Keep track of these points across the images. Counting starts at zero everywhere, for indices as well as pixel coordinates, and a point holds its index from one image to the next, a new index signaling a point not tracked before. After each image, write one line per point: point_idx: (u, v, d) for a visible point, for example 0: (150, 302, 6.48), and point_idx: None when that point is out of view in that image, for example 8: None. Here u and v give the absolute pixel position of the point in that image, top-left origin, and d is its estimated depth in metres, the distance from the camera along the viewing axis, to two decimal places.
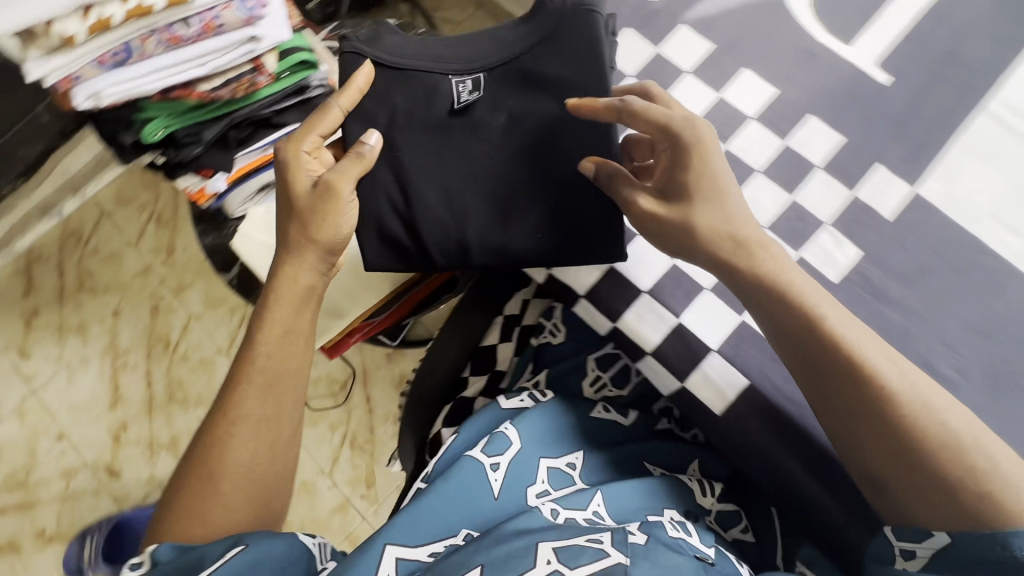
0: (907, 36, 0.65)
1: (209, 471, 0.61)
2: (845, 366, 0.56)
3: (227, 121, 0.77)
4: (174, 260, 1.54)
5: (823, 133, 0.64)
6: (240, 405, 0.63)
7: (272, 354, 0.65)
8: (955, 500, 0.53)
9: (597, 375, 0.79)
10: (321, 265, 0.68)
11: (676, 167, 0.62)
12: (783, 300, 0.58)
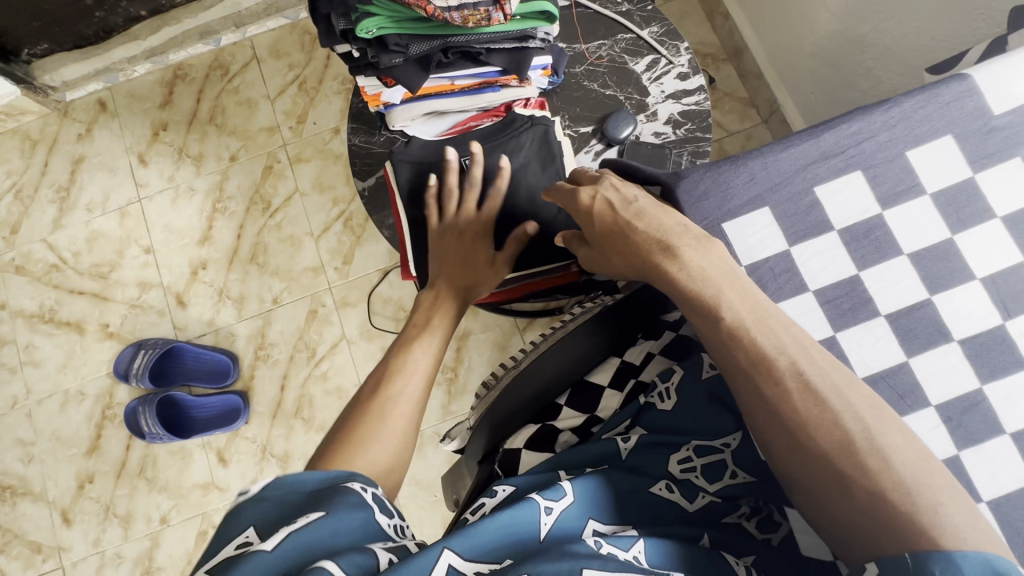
0: None
1: (383, 413, 0.62)
2: (767, 393, 0.44)
3: (439, 44, 0.72)
4: (302, 130, 1.53)
5: None
6: (416, 348, 0.70)
7: (433, 321, 0.74)
8: (868, 519, 0.41)
9: (690, 456, 0.63)
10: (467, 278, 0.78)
11: (584, 226, 0.57)
12: (709, 312, 0.47)
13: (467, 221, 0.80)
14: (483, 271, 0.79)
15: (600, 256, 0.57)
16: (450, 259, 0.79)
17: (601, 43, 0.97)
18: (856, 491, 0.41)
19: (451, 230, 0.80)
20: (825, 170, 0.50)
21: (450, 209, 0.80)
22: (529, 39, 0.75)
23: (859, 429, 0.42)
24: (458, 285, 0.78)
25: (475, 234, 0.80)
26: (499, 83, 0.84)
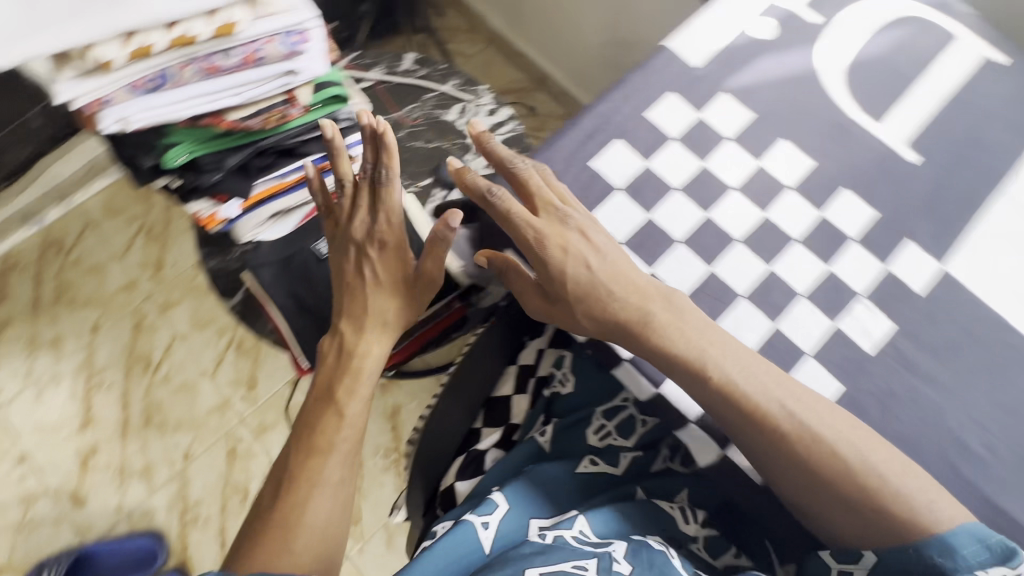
0: (935, 117, 0.62)
1: (301, 505, 0.61)
2: (768, 439, 0.49)
3: (252, 149, 0.76)
4: (162, 276, 1.48)
5: (856, 198, 0.59)
6: (334, 423, 0.65)
7: (346, 383, 0.68)
8: (870, 523, 0.47)
9: (602, 423, 0.71)
10: (388, 306, 0.71)
11: (552, 278, 0.55)
12: (699, 374, 0.51)
13: (371, 241, 0.71)
14: (399, 299, 0.71)
15: (561, 308, 0.55)
16: (356, 290, 0.71)
17: (412, 108, 1.08)
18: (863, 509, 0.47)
19: (350, 237, 0.73)
20: (593, 147, 0.60)
21: (353, 234, 0.72)
22: (336, 120, 0.82)
23: (853, 453, 0.48)
24: (380, 312, 0.70)
25: (383, 258, 0.71)
26: (330, 168, 0.84)
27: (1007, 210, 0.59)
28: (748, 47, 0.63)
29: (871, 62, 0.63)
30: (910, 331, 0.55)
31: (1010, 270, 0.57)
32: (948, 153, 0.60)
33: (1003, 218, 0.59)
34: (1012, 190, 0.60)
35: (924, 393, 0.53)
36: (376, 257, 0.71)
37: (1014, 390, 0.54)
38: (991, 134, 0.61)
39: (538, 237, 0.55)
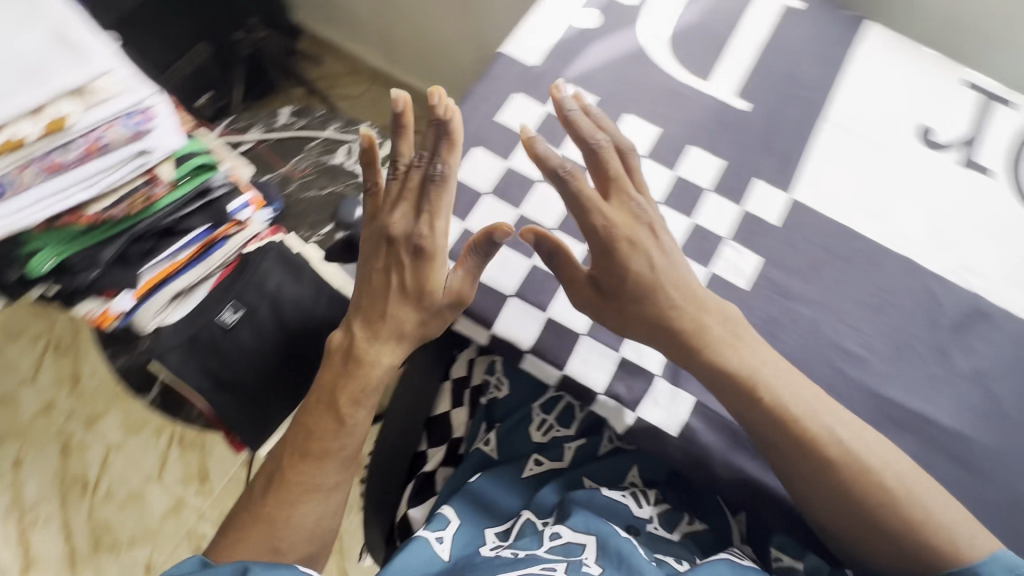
0: (753, 67, 0.68)
1: (293, 503, 0.55)
2: (816, 469, 0.49)
3: (125, 237, 0.74)
4: (81, 388, 1.39)
5: (703, 152, 0.63)
6: (337, 433, 0.56)
7: (353, 397, 0.56)
8: (908, 556, 0.48)
9: (542, 418, 0.73)
10: (404, 305, 0.56)
11: (601, 274, 0.52)
12: (754, 400, 0.50)
13: (394, 242, 0.56)
14: (414, 313, 0.56)
15: (609, 304, 0.52)
16: (368, 296, 0.57)
17: (299, 159, 1.08)
18: (904, 530, 0.48)
19: (381, 231, 0.58)
20: None
21: (384, 222, 0.57)
22: (209, 189, 0.81)
23: (888, 470, 0.49)
24: (384, 323, 0.56)
25: (410, 259, 0.56)
26: (220, 237, 0.84)
27: (833, 134, 0.65)
28: (576, 37, 0.68)
29: (689, 30, 0.69)
30: (776, 260, 0.59)
31: (846, 186, 0.63)
32: (774, 95, 0.66)
33: (832, 141, 0.65)
34: (833, 116, 0.66)
35: (801, 312, 0.57)
36: (395, 257, 0.56)
37: (874, 290, 0.59)
38: (804, 71, 0.68)
39: (609, 231, 0.51)
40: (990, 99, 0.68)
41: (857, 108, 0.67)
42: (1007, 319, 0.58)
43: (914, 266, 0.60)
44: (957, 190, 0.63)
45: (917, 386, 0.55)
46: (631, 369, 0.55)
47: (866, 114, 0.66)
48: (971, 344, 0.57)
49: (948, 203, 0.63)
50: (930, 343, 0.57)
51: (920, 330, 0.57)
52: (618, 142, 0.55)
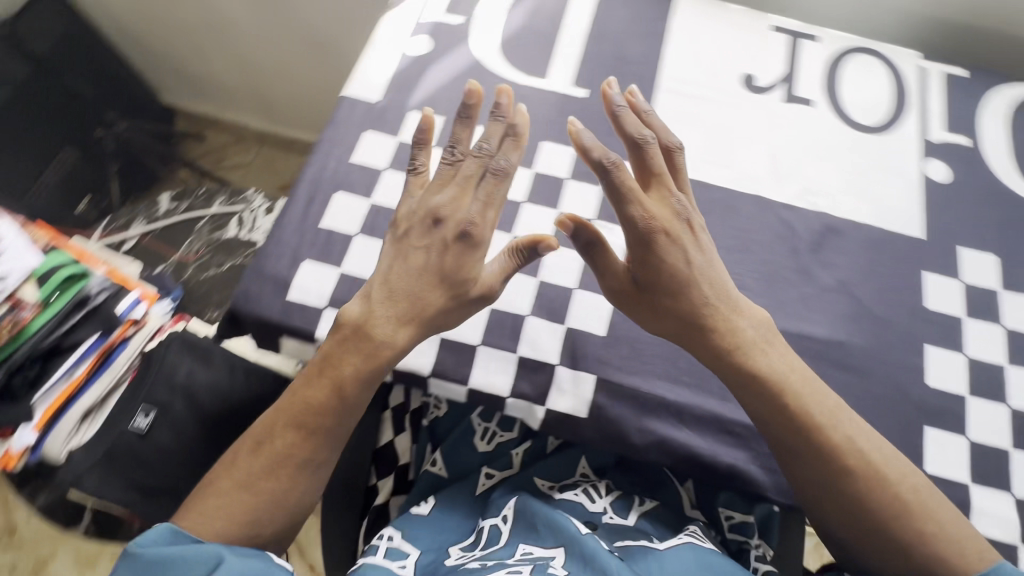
0: (584, 56, 0.72)
1: (279, 476, 0.53)
2: (828, 471, 0.51)
3: (4, 369, 0.71)
4: (18, 539, 1.21)
5: (555, 144, 0.66)
6: (331, 410, 0.54)
7: (354, 381, 0.53)
8: (909, 559, 0.49)
9: (485, 427, 0.73)
10: (429, 287, 0.53)
11: (643, 266, 0.53)
12: (785, 413, 0.51)
13: (442, 224, 0.54)
14: (438, 295, 0.53)
15: (644, 297, 0.53)
16: (393, 276, 0.54)
17: (190, 242, 1.05)
18: (909, 529, 0.49)
19: (426, 218, 0.55)
20: (318, 209, 0.62)
21: (432, 204, 0.55)
22: (88, 298, 0.78)
23: (890, 466, 0.50)
24: (408, 313, 0.53)
25: (449, 242, 0.54)
26: (118, 342, 0.80)
27: (669, 99, 0.70)
28: (413, 66, 0.70)
29: (518, 35, 0.72)
30: None
31: (691, 144, 0.67)
32: (608, 77, 0.71)
33: (669, 106, 0.69)
34: (665, 83, 0.71)
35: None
36: (436, 239, 0.54)
37: (736, 232, 0.63)
38: (631, 49, 0.73)
39: (664, 230, 0.52)
40: (797, 37, 0.74)
41: (685, 72, 0.72)
42: (855, 227, 0.64)
43: (766, 201, 0.65)
44: (787, 124, 0.69)
45: (790, 309, 0.60)
46: (531, 365, 0.56)
47: (694, 75, 0.71)
48: (830, 258, 0.62)
49: (783, 137, 0.68)
50: (797, 266, 0.62)
51: (783, 257, 0.62)
52: (663, 141, 0.56)
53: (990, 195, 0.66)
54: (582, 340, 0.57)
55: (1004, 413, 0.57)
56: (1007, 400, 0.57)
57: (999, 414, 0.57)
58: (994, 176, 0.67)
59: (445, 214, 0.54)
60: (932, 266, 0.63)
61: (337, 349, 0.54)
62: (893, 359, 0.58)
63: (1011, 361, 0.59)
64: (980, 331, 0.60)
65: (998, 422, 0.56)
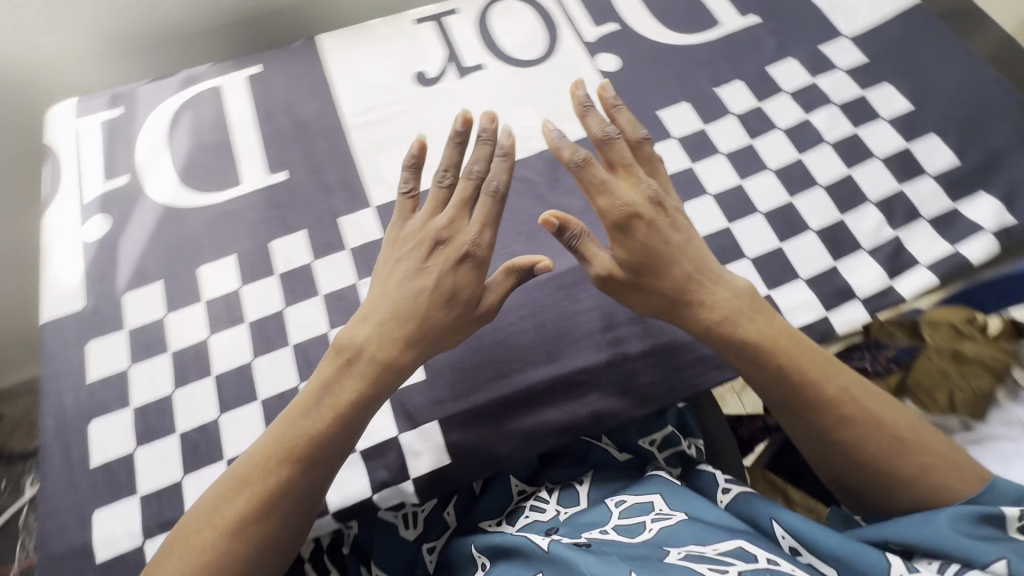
0: (265, 143, 0.70)
1: (260, 515, 0.46)
2: (829, 421, 0.50)
3: None
4: None
5: (284, 239, 0.64)
6: (323, 438, 0.48)
7: (355, 411, 0.49)
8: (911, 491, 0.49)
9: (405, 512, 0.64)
10: (430, 296, 0.51)
11: (630, 253, 0.51)
12: (785, 374, 0.50)
13: (444, 245, 0.52)
14: (444, 311, 0.51)
15: (631, 283, 0.52)
16: (401, 291, 0.51)
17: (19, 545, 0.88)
18: (918, 467, 0.49)
19: (427, 239, 0.52)
20: (81, 451, 0.55)
21: (432, 227, 0.52)
22: None
23: (880, 408, 0.51)
24: (410, 329, 0.50)
25: (452, 259, 0.51)
26: None
27: (363, 135, 0.70)
28: (102, 252, 0.64)
29: (191, 161, 0.69)
30: None
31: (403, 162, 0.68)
32: (297, 149, 0.69)
33: (367, 141, 0.69)
34: (352, 122, 0.71)
35: None
36: (438, 258, 0.51)
37: None
38: (303, 111, 0.71)
39: (635, 212, 0.51)
40: (439, 19, 0.77)
41: (363, 102, 0.72)
42: None
43: None
44: (473, 96, 0.72)
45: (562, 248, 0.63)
46: (375, 451, 0.54)
47: (372, 101, 0.72)
48: (568, 185, 0.66)
49: (477, 109, 0.71)
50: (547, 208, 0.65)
51: (532, 208, 0.65)
52: (630, 137, 0.55)
53: (654, 58, 0.74)
54: (406, 395, 0.56)
55: (761, 219, 0.63)
56: (757, 208, 0.64)
57: (757, 223, 0.63)
58: (649, 41, 0.75)
59: (452, 238, 0.52)
60: None
61: (333, 379, 0.50)
62: None
63: (742, 176, 0.66)
64: (709, 168, 0.66)
65: (761, 229, 0.63)
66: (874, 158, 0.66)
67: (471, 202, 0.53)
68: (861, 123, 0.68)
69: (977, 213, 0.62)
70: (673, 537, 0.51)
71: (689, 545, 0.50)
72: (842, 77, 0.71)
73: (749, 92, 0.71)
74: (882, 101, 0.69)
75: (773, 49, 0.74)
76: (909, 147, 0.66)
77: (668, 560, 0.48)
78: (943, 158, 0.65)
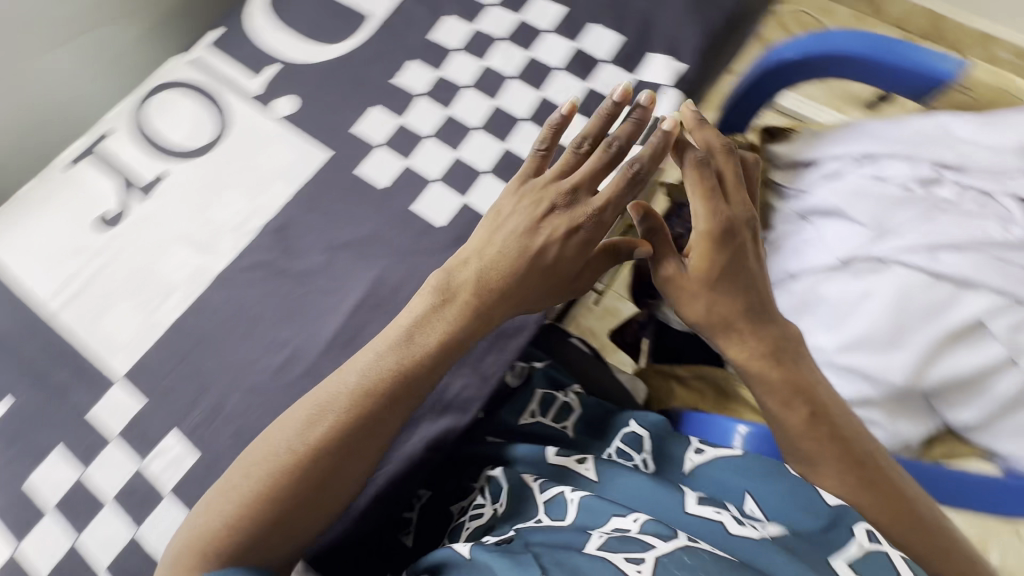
0: None
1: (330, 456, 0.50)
2: (863, 454, 0.56)
3: None
4: None
5: (39, 469, 0.56)
6: (396, 393, 0.52)
7: (437, 351, 0.54)
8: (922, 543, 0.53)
9: None
10: (529, 248, 0.56)
11: (710, 260, 0.57)
12: (829, 405, 0.57)
13: (550, 210, 0.57)
14: (541, 275, 0.57)
15: (704, 281, 0.57)
16: (516, 245, 0.56)
17: None
18: (861, 493, 0.54)
19: (547, 198, 0.57)
20: None
21: (591, 177, 0.58)
22: None
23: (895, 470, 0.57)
24: (511, 279, 0.55)
25: (566, 228, 0.56)
26: None
27: (71, 312, 0.62)
28: None
29: None
30: (176, 416, 0.57)
31: (128, 316, 0.61)
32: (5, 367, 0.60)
33: (79, 316, 0.61)
34: (53, 306, 0.62)
35: (233, 402, 0.57)
36: (580, 216, 0.57)
37: (235, 320, 0.60)
38: None
39: (730, 228, 0.57)
40: (95, 150, 0.69)
41: (54, 278, 0.63)
42: (291, 207, 0.65)
43: (225, 274, 0.62)
44: (169, 210, 0.66)
45: (325, 309, 0.60)
46: None
47: (64, 272, 0.63)
48: (303, 246, 0.63)
49: (180, 221, 0.65)
50: (294, 280, 0.61)
51: (280, 288, 0.61)
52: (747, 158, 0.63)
53: (325, 80, 0.71)
54: None
55: (488, 178, 0.64)
56: (480, 170, 0.65)
57: (485, 186, 0.64)
58: (311, 65, 0.71)
59: (578, 198, 0.57)
60: (356, 161, 0.67)
61: (416, 326, 0.54)
62: (409, 243, 0.62)
63: (454, 148, 0.66)
64: (424, 157, 0.66)
65: (493, 188, 0.63)
66: (555, 70, 0.68)
67: (626, 162, 0.58)
68: (531, 45, 0.70)
69: (655, 75, 0.66)
70: (594, 516, 0.56)
71: (611, 519, 0.56)
72: (496, 11, 0.72)
73: (425, 68, 0.71)
74: (538, 15, 0.71)
75: (428, 17, 0.73)
76: (579, 45, 0.69)
77: (588, 550, 0.51)
78: (608, 41, 0.69)
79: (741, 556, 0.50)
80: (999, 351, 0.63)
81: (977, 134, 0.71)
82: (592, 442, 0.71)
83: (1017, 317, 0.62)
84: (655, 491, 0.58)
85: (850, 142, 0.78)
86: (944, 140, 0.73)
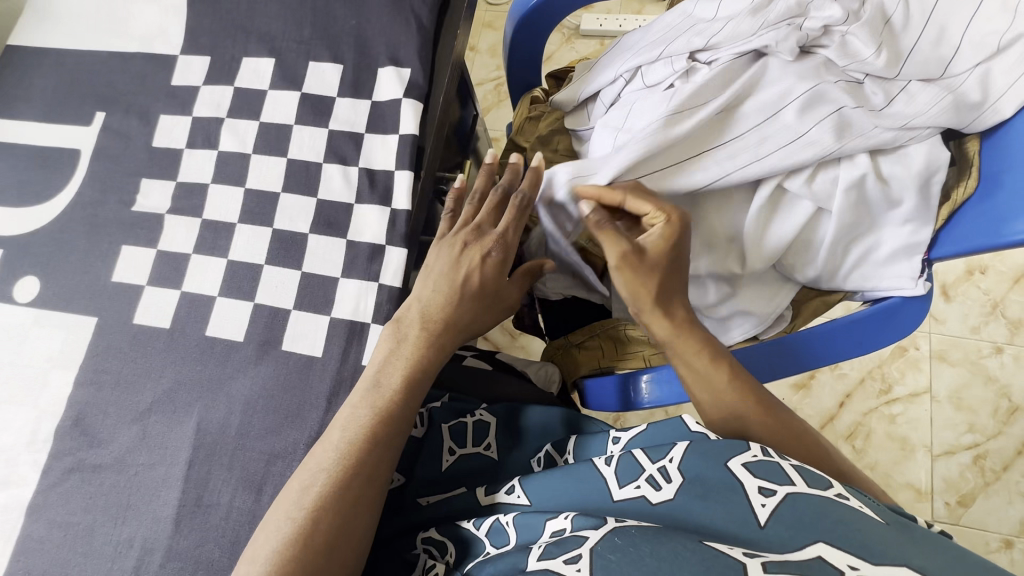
0: None
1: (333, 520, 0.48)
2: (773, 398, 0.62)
3: None
4: None
5: None
6: (376, 442, 0.52)
7: (405, 389, 0.54)
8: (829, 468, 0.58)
9: None
10: (450, 283, 0.59)
11: (657, 255, 0.61)
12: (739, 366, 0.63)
13: (468, 244, 0.61)
14: (475, 303, 0.59)
15: (647, 266, 0.61)
16: (447, 281, 0.59)
17: None
18: (776, 424, 0.59)
19: (459, 239, 0.61)
20: None
21: (487, 209, 0.64)
22: None
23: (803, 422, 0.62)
24: (446, 313, 0.58)
25: (481, 255, 0.60)
26: None
27: None
28: None
29: None
30: None
31: None
32: None
33: None
34: None
35: None
36: (488, 239, 0.61)
37: (63, 543, 0.53)
38: None
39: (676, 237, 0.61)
40: None
41: None
42: (78, 394, 0.58)
43: (31, 500, 0.55)
44: None
45: (156, 483, 0.54)
46: None
47: None
48: (107, 430, 0.56)
49: None
50: (111, 471, 0.55)
51: (99, 485, 0.55)
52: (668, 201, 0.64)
53: (62, 243, 0.63)
54: None
55: (270, 269, 0.59)
56: (259, 264, 0.59)
57: (269, 280, 0.59)
58: (40, 231, 0.64)
59: (484, 231, 0.62)
60: (128, 313, 0.60)
61: (385, 364, 0.55)
62: (217, 373, 0.57)
63: (223, 253, 0.60)
64: (197, 276, 0.60)
65: (278, 277, 0.59)
66: (293, 127, 0.63)
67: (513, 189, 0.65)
68: (259, 111, 0.64)
69: (388, 92, 0.62)
70: (532, 531, 0.52)
71: (548, 526, 0.51)
72: (208, 90, 0.66)
73: (160, 181, 0.64)
74: (252, 77, 0.65)
75: (143, 127, 0.66)
76: (304, 92, 0.64)
77: (531, 566, 0.46)
78: (331, 75, 0.64)
79: (667, 519, 0.48)
80: (810, 207, 0.64)
81: (715, 9, 0.71)
82: (512, 453, 0.65)
83: (807, 172, 0.63)
84: (581, 484, 0.53)
85: (618, 60, 0.77)
86: (690, 26, 0.72)
